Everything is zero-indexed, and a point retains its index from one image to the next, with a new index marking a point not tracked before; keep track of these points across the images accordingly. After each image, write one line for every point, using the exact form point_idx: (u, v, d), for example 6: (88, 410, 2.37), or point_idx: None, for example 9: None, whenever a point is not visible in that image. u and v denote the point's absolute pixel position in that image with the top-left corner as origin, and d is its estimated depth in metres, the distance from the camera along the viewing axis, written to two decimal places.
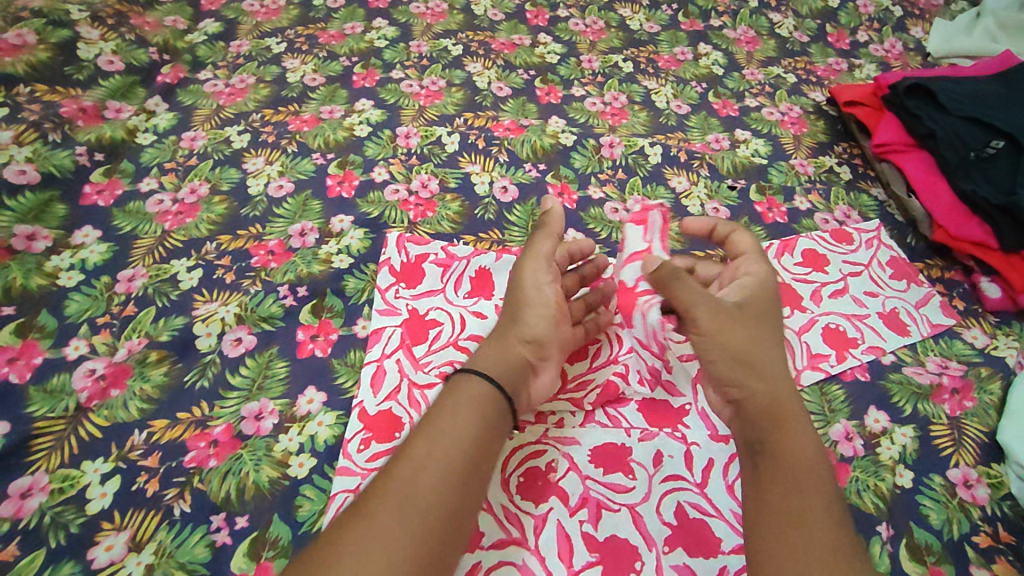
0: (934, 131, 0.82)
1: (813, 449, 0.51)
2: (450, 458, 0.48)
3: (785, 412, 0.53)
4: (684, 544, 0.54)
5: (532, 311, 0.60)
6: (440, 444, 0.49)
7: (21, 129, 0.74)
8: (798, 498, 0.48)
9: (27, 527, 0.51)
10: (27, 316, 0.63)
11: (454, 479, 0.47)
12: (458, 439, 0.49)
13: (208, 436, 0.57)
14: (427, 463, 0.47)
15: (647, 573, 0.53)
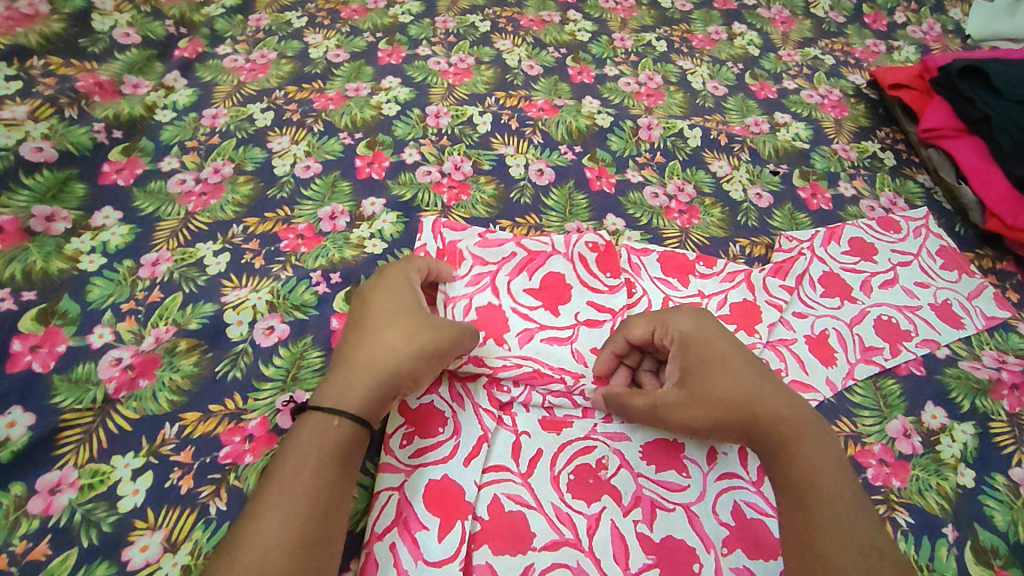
0: (989, 115, 0.78)
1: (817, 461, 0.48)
2: (306, 474, 0.45)
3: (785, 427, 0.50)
4: (743, 546, 0.52)
5: (380, 334, 0.53)
6: (304, 465, 0.45)
7: (37, 104, 0.71)
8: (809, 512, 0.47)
9: (57, 525, 0.48)
10: (48, 301, 0.59)
11: (316, 494, 0.44)
12: (318, 450, 0.46)
13: (243, 430, 0.55)
14: (287, 478, 0.45)
15: None
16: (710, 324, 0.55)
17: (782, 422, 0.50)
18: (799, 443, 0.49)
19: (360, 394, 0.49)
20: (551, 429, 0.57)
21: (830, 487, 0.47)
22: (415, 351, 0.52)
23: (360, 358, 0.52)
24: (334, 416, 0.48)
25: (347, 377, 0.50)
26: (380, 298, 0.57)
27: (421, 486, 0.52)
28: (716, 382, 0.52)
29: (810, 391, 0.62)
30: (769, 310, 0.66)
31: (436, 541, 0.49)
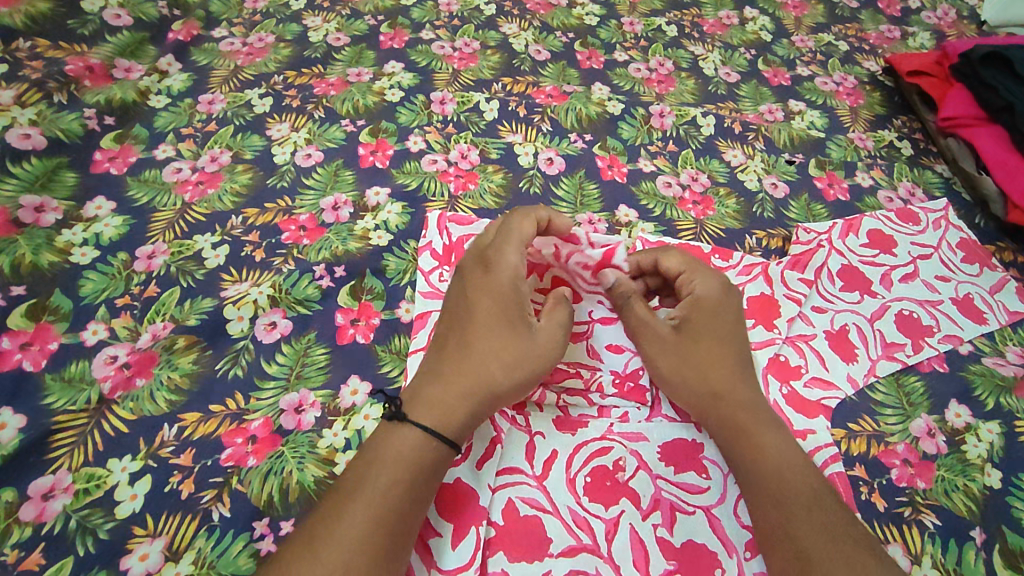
0: (1012, 103, 0.76)
1: (787, 450, 0.51)
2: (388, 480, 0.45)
3: (755, 418, 0.52)
4: None
5: (483, 342, 0.52)
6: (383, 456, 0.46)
7: (24, 88, 0.68)
8: (786, 496, 0.48)
9: (51, 533, 0.46)
10: (39, 296, 0.57)
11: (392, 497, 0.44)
12: (400, 457, 0.46)
13: (246, 431, 0.52)
14: (370, 480, 0.45)
15: None
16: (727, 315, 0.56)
17: (746, 412, 0.52)
18: (764, 432, 0.51)
19: (459, 412, 0.49)
20: (567, 429, 0.54)
21: (796, 479, 0.49)
22: (520, 368, 0.51)
23: (462, 368, 0.51)
24: (431, 433, 0.47)
25: (448, 388, 0.50)
26: (479, 294, 0.54)
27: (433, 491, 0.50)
28: (694, 362, 0.54)
29: (831, 388, 0.60)
30: (787, 304, 0.64)
31: (449, 548, 0.48)
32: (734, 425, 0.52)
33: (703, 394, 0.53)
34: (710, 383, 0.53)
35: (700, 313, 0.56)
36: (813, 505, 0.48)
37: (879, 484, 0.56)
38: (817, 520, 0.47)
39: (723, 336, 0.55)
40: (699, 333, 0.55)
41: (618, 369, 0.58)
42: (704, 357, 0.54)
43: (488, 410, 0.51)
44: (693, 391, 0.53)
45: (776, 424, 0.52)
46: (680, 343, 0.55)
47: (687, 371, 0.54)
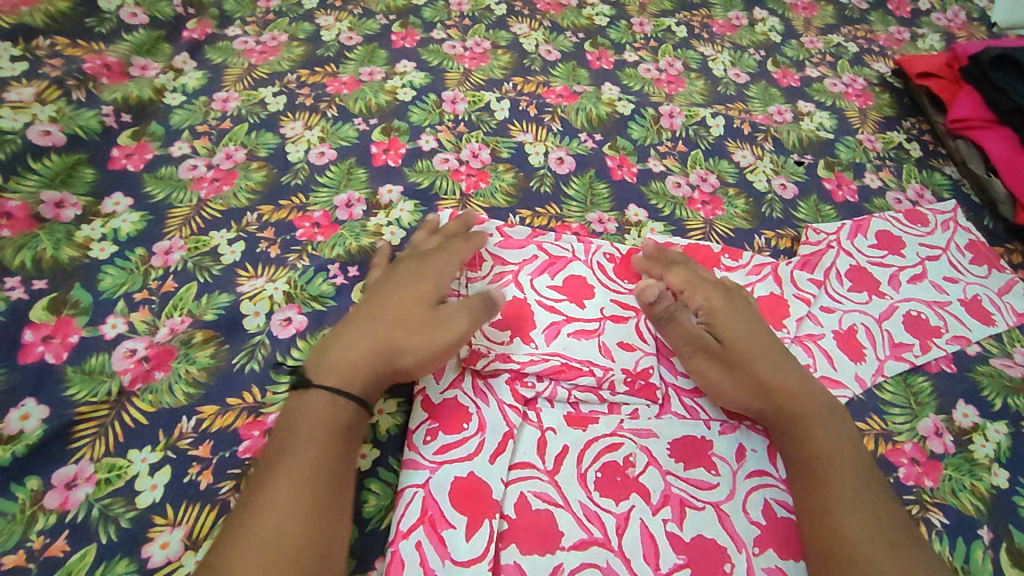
0: (1021, 106, 0.76)
1: (836, 442, 0.52)
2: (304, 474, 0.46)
3: (808, 413, 0.54)
4: (775, 545, 0.51)
5: (394, 310, 0.55)
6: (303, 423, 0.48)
7: (44, 86, 0.69)
8: (837, 486, 0.50)
9: (74, 521, 0.47)
10: (59, 290, 0.58)
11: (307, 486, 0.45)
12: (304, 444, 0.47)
13: (262, 424, 0.53)
14: (299, 451, 0.46)
15: None
16: (758, 327, 0.59)
17: (799, 405, 0.54)
18: (816, 423, 0.53)
19: (358, 368, 0.51)
20: (577, 425, 0.55)
21: (847, 468, 0.51)
22: (423, 337, 0.53)
23: (369, 330, 0.54)
24: (336, 390, 0.50)
25: (350, 345, 0.53)
26: (405, 277, 0.58)
27: (446, 484, 0.50)
28: (735, 342, 0.57)
29: (839, 387, 0.61)
30: (796, 304, 0.65)
31: (463, 540, 0.48)
32: (789, 414, 0.54)
33: (753, 394, 0.55)
34: (758, 373, 0.55)
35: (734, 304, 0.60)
36: (863, 498, 0.49)
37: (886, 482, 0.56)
38: (862, 512, 0.48)
39: (757, 328, 0.58)
40: (731, 318, 0.58)
41: (629, 368, 0.58)
42: (754, 365, 0.56)
43: (388, 374, 0.52)
44: (745, 393, 0.55)
45: (829, 418, 0.54)
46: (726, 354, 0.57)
47: (734, 378, 0.56)
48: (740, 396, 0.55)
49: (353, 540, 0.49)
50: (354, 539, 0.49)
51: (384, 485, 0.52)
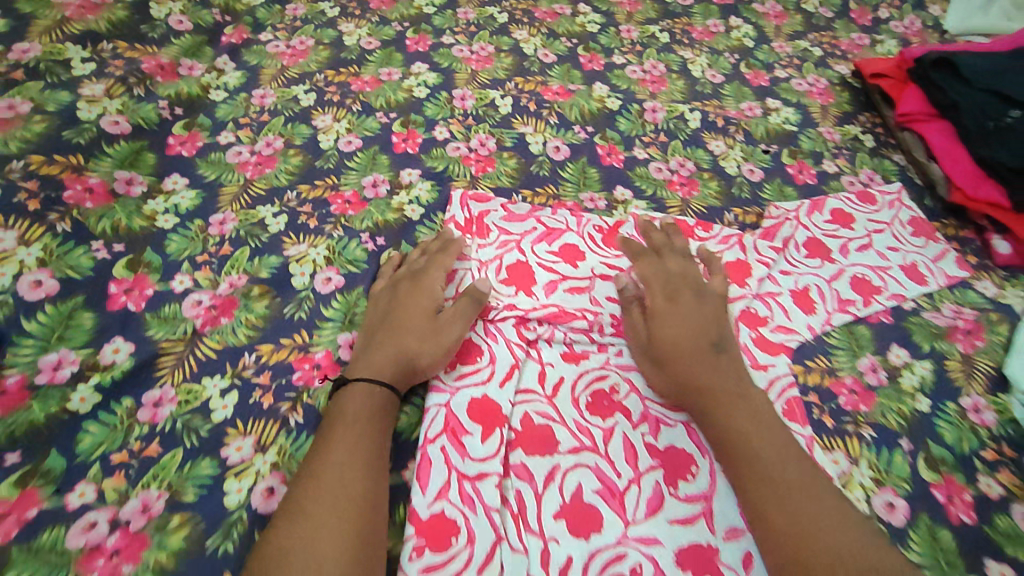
0: (958, 103, 0.88)
1: (753, 426, 0.58)
2: (359, 475, 0.53)
3: (723, 399, 0.60)
4: None
5: (408, 324, 0.64)
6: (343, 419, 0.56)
7: (111, 83, 0.80)
8: (751, 465, 0.56)
9: (163, 430, 0.57)
10: (134, 252, 0.68)
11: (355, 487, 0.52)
12: (354, 447, 0.54)
13: (311, 359, 0.63)
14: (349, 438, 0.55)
15: (701, 476, 0.61)
16: (686, 324, 0.65)
17: (717, 391, 0.61)
18: (731, 407, 0.60)
19: (385, 369, 0.61)
20: (572, 361, 0.67)
21: (763, 449, 0.57)
22: (432, 341, 0.63)
23: (386, 343, 0.62)
24: (371, 382, 0.59)
25: (375, 353, 0.62)
26: (407, 294, 0.67)
27: (464, 402, 0.61)
28: (665, 336, 0.65)
29: (793, 333, 0.72)
30: (757, 267, 0.77)
31: (479, 443, 0.59)
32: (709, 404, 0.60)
33: (672, 386, 0.63)
34: (677, 367, 0.63)
35: (673, 297, 0.68)
36: (778, 475, 0.55)
37: (829, 407, 0.67)
38: (772, 486, 0.55)
39: (694, 322, 0.66)
40: (667, 314, 0.66)
41: (615, 314, 0.71)
42: (671, 359, 0.63)
43: (409, 376, 0.61)
44: (670, 385, 0.63)
45: (752, 404, 0.60)
46: (652, 354, 0.65)
47: (659, 373, 0.64)
48: (668, 386, 0.63)
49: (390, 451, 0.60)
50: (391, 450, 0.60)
51: (416, 408, 0.63)
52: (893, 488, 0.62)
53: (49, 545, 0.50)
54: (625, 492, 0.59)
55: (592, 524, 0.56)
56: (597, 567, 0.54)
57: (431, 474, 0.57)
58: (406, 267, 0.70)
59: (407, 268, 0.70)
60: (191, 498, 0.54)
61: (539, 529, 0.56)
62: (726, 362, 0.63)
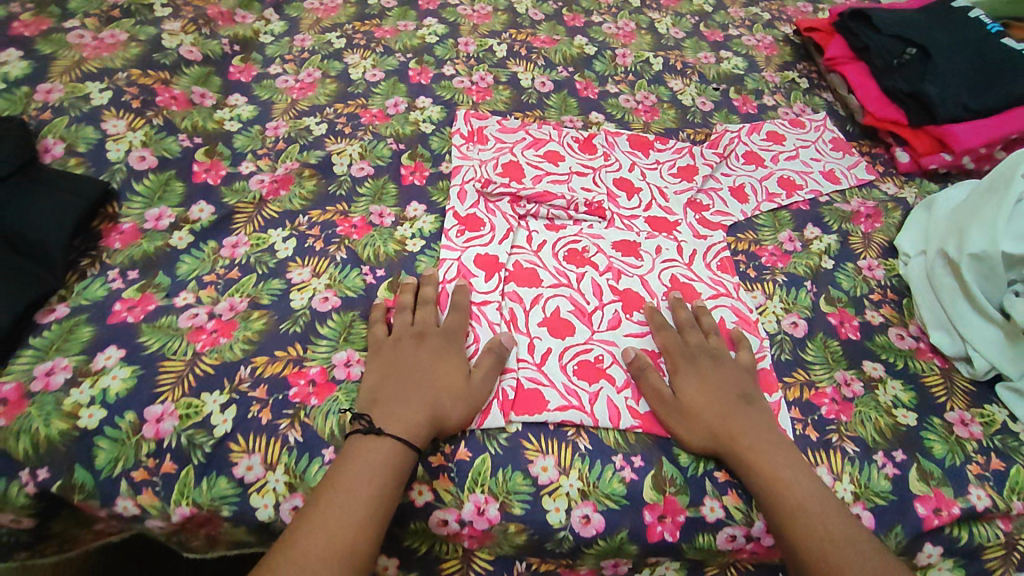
0: (868, 46, 1.09)
1: (784, 468, 0.62)
2: (364, 523, 0.55)
3: (754, 447, 0.63)
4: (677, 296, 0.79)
5: (440, 383, 0.65)
6: (366, 459, 0.58)
7: (185, 23, 0.99)
8: (787, 505, 0.60)
9: (241, 263, 0.76)
10: (210, 145, 0.87)
11: (357, 555, 0.54)
12: (365, 512, 0.56)
13: (350, 221, 0.82)
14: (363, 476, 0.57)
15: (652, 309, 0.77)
16: (709, 376, 0.69)
17: (743, 437, 0.64)
18: (776, 478, 0.61)
19: (421, 426, 0.62)
20: (553, 230, 0.85)
21: (798, 491, 0.60)
22: (467, 403, 0.65)
23: (416, 396, 0.64)
24: (405, 443, 0.60)
25: (410, 410, 0.63)
26: (430, 352, 0.68)
27: (471, 256, 0.79)
28: (709, 413, 0.66)
29: (729, 215, 0.91)
30: (703, 168, 0.96)
31: (482, 281, 0.77)
32: (769, 488, 0.61)
33: (704, 434, 0.65)
34: (707, 417, 0.66)
35: (709, 370, 0.70)
36: (816, 516, 0.58)
37: (753, 264, 0.86)
38: (815, 521, 0.58)
39: (736, 397, 0.68)
40: (704, 385, 0.68)
41: (589, 199, 0.88)
42: (700, 409, 0.66)
43: (435, 435, 0.63)
44: (702, 434, 0.65)
45: (809, 488, 0.61)
46: (681, 404, 0.67)
47: (690, 423, 0.66)
48: (701, 440, 0.65)
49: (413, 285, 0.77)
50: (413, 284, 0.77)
51: (430, 257, 0.80)
52: (797, 313, 0.81)
53: (166, 325, 0.69)
54: (593, 313, 0.76)
55: (567, 330, 0.74)
56: (570, 354, 0.72)
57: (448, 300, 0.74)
58: (423, 319, 0.71)
59: (425, 320, 0.71)
60: (267, 300, 0.73)
61: (527, 331, 0.73)
62: (752, 411, 0.67)
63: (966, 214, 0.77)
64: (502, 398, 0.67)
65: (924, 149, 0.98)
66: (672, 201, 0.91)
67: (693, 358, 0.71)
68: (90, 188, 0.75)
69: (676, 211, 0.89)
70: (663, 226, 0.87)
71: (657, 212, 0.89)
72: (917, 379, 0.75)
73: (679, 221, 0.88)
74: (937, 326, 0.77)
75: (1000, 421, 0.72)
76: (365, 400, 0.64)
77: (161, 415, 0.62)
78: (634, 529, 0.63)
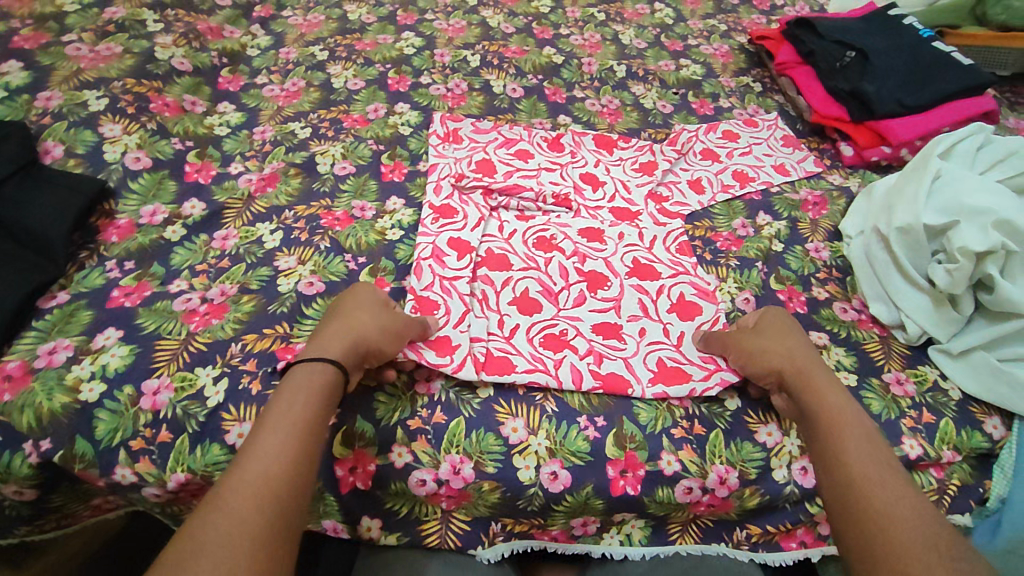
0: (812, 50, 1.18)
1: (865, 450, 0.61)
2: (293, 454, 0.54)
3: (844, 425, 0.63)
4: (639, 274, 0.85)
5: (355, 312, 0.69)
6: (297, 395, 0.59)
7: (177, 37, 1.06)
8: (864, 476, 0.58)
9: (232, 254, 0.81)
10: (200, 147, 0.93)
11: (280, 485, 0.52)
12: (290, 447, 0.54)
13: (333, 214, 0.87)
14: (293, 411, 0.57)
15: (615, 287, 0.83)
16: (817, 367, 0.70)
17: (836, 414, 0.64)
18: (857, 453, 0.60)
19: (344, 345, 0.64)
20: (523, 220, 0.91)
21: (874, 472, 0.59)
22: (387, 321, 0.69)
23: (334, 329, 0.66)
24: (321, 360, 0.61)
25: (332, 336, 0.65)
26: (349, 298, 0.72)
27: (444, 239, 0.85)
28: (788, 353, 0.71)
29: (686, 206, 0.98)
30: (663, 164, 1.03)
31: (455, 260, 0.82)
32: (846, 456, 0.60)
33: (808, 399, 0.66)
34: (815, 388, 0.67)
35: (788, 328, 0.75)
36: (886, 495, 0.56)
37: (708, 247, 0.92)
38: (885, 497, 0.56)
39: (810, 349, 0.72)
40: (783, 334, 0.73)
41: (556, 191, 0.95)
42: (810, 382, 0.67)
43: (363, 355, 0.65)
44: (809, 400, 0.66)
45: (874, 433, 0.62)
46: (795, 377, 0.69)
47: (800, 388, 0.67)
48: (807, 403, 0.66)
49: (391, 270, 0.82)
50: (392, 269, 0.82)
51: (407, 248, 0.85)
52: (749, 290, 0.87)
53: (163, 309, 0.73)
54: (559, 292, 0.82)
55: (535, 307, 0.80)
56: (537, 328, 0.78)
57: (424, 272, 0.80)
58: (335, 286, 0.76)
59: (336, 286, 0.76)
60: (256, 286, 0.78)
61: (497, 309, 0.79)
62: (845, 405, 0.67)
63: (894, 195, 0.85)
64: (474, 359, 0.73)
65: (865, 142, 1.07)
66: (634, 193, 0.98)
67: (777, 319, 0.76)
68: (88, 186, 0.80)
69: (637, 202, 0.97)
70: (625, 216, 0.94)
71: (620, 203, 0.96)
72: (859, 346, 0.81)
73: (641, 211, 0.95)
74: (876, 299, 0.83)
75: (931, 380, 0.77)
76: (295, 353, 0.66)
77: (157, 388, 0.67)
78: (598, 484, 0.68)
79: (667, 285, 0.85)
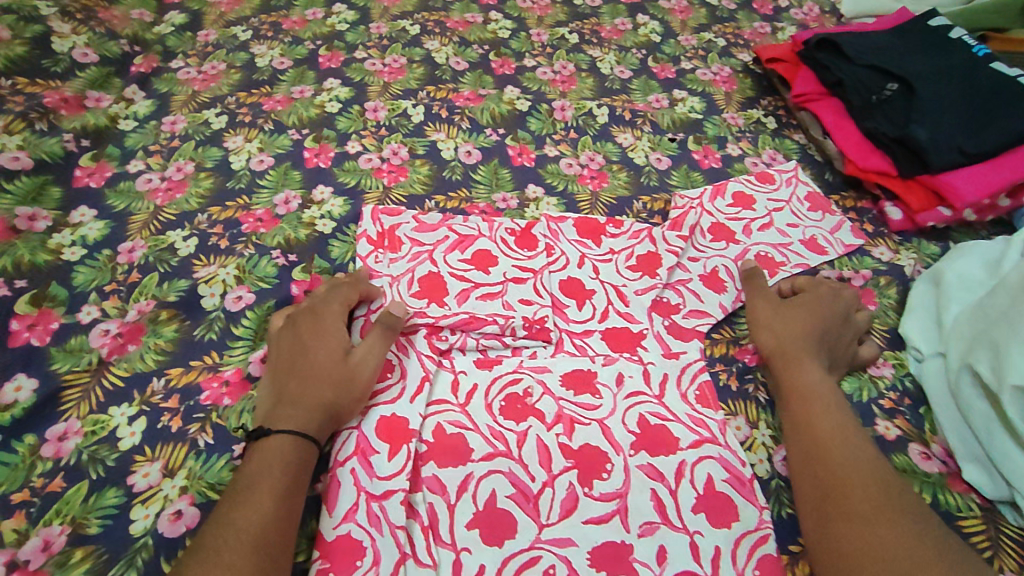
0: (843, 80, 0.93)
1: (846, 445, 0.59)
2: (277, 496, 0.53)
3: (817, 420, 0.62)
4: (647, 448, 0.63)
5: (317, 371, 0.62)
6: (304, 394, 0.60)
7: (10, 120, 0.79)
8: (838, 477, 0.57)
9: (68, 465, 0.57)
10: (38, 287, 0.69)
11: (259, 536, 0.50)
12: (255, 495, 0.52)
13: (220, 377, 0.65)
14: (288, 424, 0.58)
15: (617, 473, 0.61)
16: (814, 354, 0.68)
17: (815, 405, 0.63)
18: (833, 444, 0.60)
19: (309, 419, 0.59)
20: (485, 367, 0.68)
21: (850, 468, 0.57)
22: (350, 387, 0.61)
23: (298, 392, 0.60)
24: (298, 434, 0.57)
25: (292, 407, 0.59)
26: (312, 337, 0.65)
27: (374, 420, 0.62)
28: (786, 349, 0.68)
29: (705, 316, 0.75)
30: (667, 256, 0.79)
31: (386, 460, 0.60)
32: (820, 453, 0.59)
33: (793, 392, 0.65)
34: (802, 386, 0.65)
35: (817, 318, 0.71)
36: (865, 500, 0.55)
37: (735, 369, 0.72)
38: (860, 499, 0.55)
39: (823, 344, 0.69)
40: (801, 324, 0.70)
41: (528, 316, 0.72)
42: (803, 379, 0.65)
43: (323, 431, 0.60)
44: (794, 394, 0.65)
45: (849, 444, 0.60)
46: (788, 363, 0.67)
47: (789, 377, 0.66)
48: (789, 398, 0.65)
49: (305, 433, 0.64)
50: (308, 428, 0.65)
51: None
52: None
53: None
54: (539, 495, 0.59)
55: (505, 531, 0.57)
56: (509, 574, 0.55)
57: (340, 495, 0.58)
58: (306, 306, 0.68)
59: (307, 307, 0.68)
60: (95, 529, 0.54)
61: (451, 541, 0.56)
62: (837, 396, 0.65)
63: (1009, 322, 0.63)
64: None
65: (919, 204, 0.84)
66: (633, 304, 0.74)
67: (805, 310, 0.72)
68: None
69: (640, 318, 0.73)
70: (624, 342, 0.71)
71: (618, 322, 0.73)
72: (952, 522, 0.60)
73: (645, 330, 0.73)
74: (969, 458, 0.63)
75: None
76: (259, 412, 0.61)
77: None
78: None
79: (689, 464, 0.62)
